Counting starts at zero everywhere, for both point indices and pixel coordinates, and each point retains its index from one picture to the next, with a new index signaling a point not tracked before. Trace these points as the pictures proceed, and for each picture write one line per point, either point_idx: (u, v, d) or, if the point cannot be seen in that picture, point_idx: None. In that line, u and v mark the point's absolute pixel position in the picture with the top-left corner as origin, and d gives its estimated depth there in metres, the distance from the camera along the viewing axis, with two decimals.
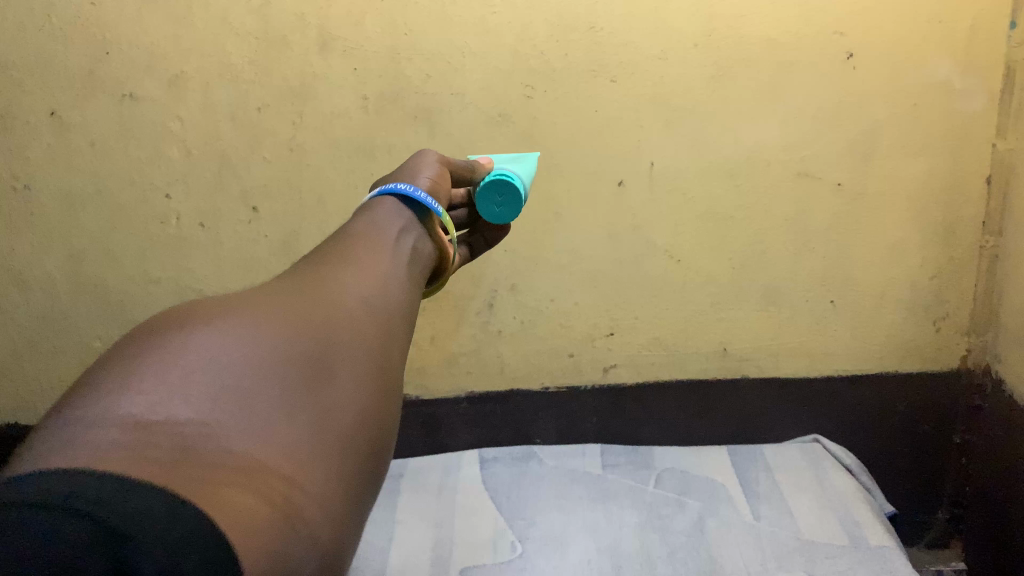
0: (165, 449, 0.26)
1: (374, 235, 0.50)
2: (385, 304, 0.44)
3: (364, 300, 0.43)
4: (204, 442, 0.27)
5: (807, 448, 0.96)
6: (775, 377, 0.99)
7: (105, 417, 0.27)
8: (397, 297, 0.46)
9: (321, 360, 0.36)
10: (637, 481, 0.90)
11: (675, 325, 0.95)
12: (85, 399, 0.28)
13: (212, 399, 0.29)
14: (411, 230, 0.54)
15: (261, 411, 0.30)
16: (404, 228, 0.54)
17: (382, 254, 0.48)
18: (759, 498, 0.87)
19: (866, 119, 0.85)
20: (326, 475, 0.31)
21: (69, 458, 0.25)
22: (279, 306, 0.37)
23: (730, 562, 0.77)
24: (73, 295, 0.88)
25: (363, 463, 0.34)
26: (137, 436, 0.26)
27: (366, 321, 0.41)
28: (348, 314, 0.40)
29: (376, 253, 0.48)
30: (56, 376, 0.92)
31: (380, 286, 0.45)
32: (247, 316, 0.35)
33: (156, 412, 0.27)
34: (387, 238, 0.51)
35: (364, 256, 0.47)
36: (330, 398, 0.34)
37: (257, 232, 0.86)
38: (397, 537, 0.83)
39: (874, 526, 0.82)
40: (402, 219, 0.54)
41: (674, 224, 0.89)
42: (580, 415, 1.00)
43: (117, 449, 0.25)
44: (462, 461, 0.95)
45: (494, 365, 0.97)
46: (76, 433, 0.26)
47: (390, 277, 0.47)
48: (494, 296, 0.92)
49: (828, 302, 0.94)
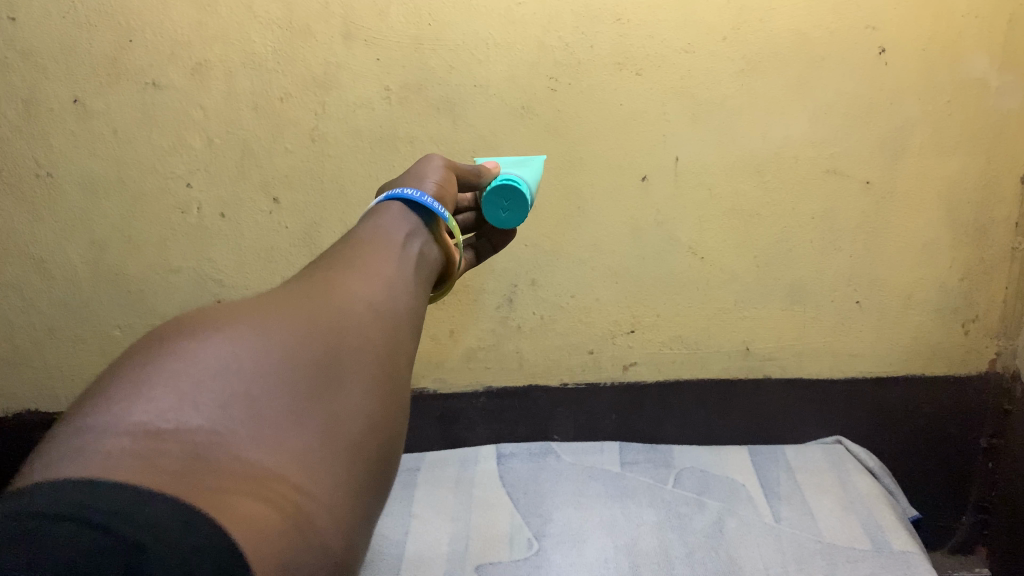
0: (175, 457, 0.25)
1: (380, 240, 0.50)
2: (392, 308, 0.43)
3: (373, 302, 0.42)
4: (215, 449, 0.27)
5: (829, 449, 0.95)
6: (797, 378, 0.97)
7: (115, 425, 0.26)
8: (403, 298, 0.46)
9: (329, 365, 0.35)
10: (656, 480, 0.89)
11: (697, 323, 0.94)
12: (97, 406, 0.27)
13: (222, 405, 0.29)
14: (418, 234, 0.54)
15: (271, 418, 0.30)
16: (411, 233, 0.53)
17: (389, 257, 0.48)
18: (780, 499, 0.86)
19: (897, 116, 0.84)
20: (334, 481, 0.30)
21: (80, 467, 0.24)
22: (288, 310, 0.37)
23: (749, 562, 0.76)
24: (94, 283, 0.88)
25: (372, 469, 0.33)
26: (147, 444, 0.25)
27: (374, 326, 0.40)
28: (357, 319, 0.40)
29: (383, 258, 0.47)
30: (75, 364, 0.92)
31: (388, 288, 0.45)
32: (256, 321, 0.35)
33: (167, 419, 0.27)
34: (394, 242, 0.50)
35: (371, 259, 0.47)
36: (339, 403, 0.34)
37: (278, 222, 0.86)
38: (413, 530, 0.82)
39: (898, 530, 0.81)
40: (408, 224, 0.54)
41: (699, 221, 0.88)
42: (598, 413, 0.99)
43: (129, 458, 0.25)
44: (479, 456, 0.94)
45: (513, 361, 0.96)
46: (86, 441, 0.25)
47: (397, 281, 0.46)
48: (513, 290, 0.91)
49: (853, 302, 0.93)
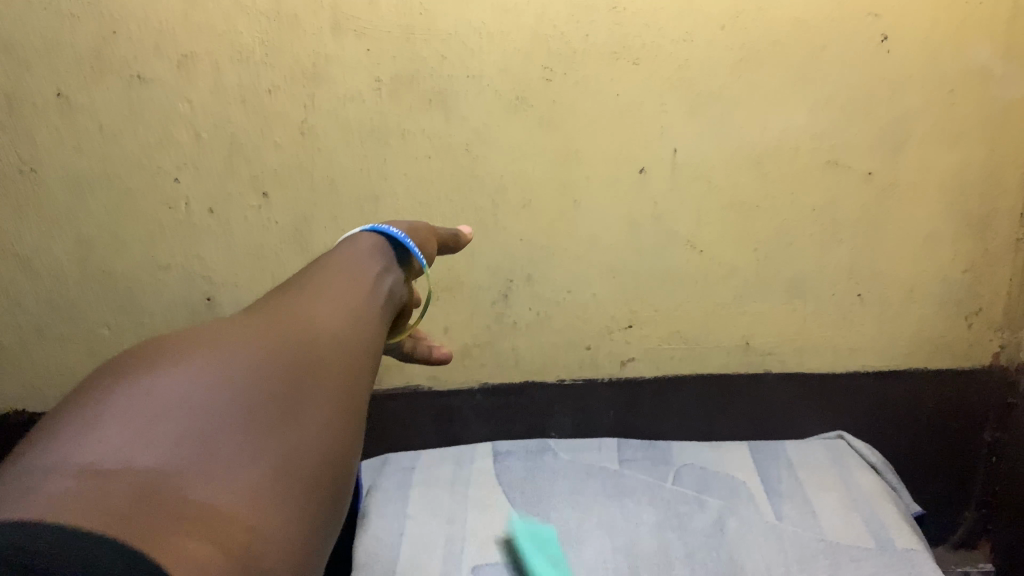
0: (121, 496, 0.24)
1: (353, 271, 0.49)
2: (361, 338, 0.42)
3: (340, 332, 0.41)
4: (162, 489, 0.25)
5: (831, 444, 0.94)
6: (798, 372, 0.96)
7: (56, 466, 0.25)
8: (372, 328, 0.44)
9: (291, 399, 0.34)
10: (655, 477, 0.88)
11: (696, 318, 0.92)
12: (39, 447, 0.26)
13: (174, 445, 0.27)
14: (391, 270, 0.53)
15: (226, 456, 0.28)
16: (384, 269, 0.53)
17: (359, 287, 0.47)
18: (781, 496, 0.85)
19: (899, 105, 0.82)
20: (287, 520, 0.28)
21: (19, 505, 0.22)
22: (250, 342, 0.36)
23: (751, 563, 0.75)
24: (82, 281, 0.87)
25: (332, 507, 0.31)
26: (92, 485, 0.24)
27: (341, 356, 0.39)
28: (324, 349, 0.39)
29: (354, 288, 0.47)
30: (63, 363, 0.91)
31: (356, 317, 0.43)
32: (215, 359, 0.34)
33: (113, 460, 0.25)
34: (366, 275, 0.50)
35: (340, 288, 0.46)
36: (300, 437, 0.32)
37: (268, 218, 0.85)
38: (407, 531, 0.81)
39: (901, 528, 0.80)
40: (382, 261, 0.54)
41: (697, 214, 0.86)
42: (596, 409, 0.97)
43: (72, 497, 0.23)
44: (475, 455, 0.92)
45: (509, 358, 0.94)
46: (26, 482, 0.24)
47: (368, 312, 0.45)
48: (509, 286, 0.89)
49: (854, 296, 0.91)
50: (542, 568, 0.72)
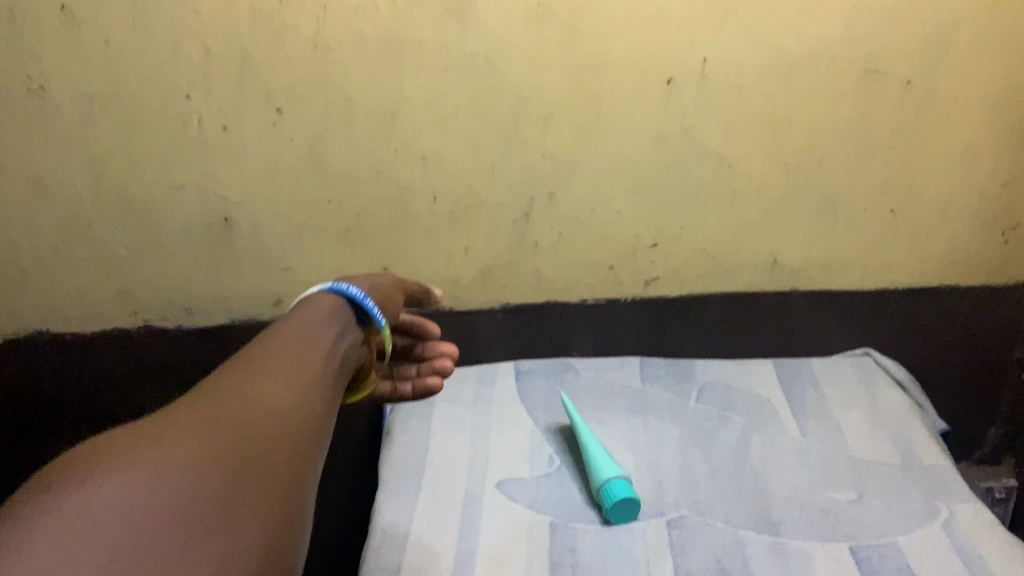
0: None
1: (310, 332, 0.48)
2: (315, 410, 0.41)
3: (300, 405, 0.40)
4: None
5: (857, 361, 0.92)
6: (826, 290, 0.94)
7: None
8: (321, 416, 0.42)
9: (237, 487, 0.33)
10: (678, 395, 0.88)
11: (722, 235, 0.90)
12: None
13: (110, 556, 0.26)
14: (349, 331, 0.52)
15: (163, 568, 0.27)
16: (343, 331, 0.52)
17: (315, 351, 0.46)
18: (806, 414, 0.84)
19: (943, 8, 0.77)
20: None
21: None
22: (201, 420, 0.35)
23: (776, 479, 0.74)
24: (96, 201, 0.85)
25: None
26: None
27: (291, 432, 0.38)
28: (277, 427, 0.38)
29: (309, 352, 0.45)
30: (82, 284, 0.90)
31: (315, 386, 0.43)
32: (162, 442, 0.32)
33: None
34: (325, 338, 0.48)
35: (294, 365, 0.43)
36: (242, 539, 0.31)
37: (282, 136, 0.82)
38: (432, 448, 0.81)
39: (928, 446, 0.79)
40: (343, 319, 0.53)
41: (726, 127, 0.83)
42: (619, 329, 0.96)
43: None
44: (497, 374, 0.92)
45: (530, 278, 0.93)
46: None
47: (321, 378, 0.44)
48: (531, 204, 0.87)
49: (886, 212, 0.89)
50: (598, 469, 0.72)
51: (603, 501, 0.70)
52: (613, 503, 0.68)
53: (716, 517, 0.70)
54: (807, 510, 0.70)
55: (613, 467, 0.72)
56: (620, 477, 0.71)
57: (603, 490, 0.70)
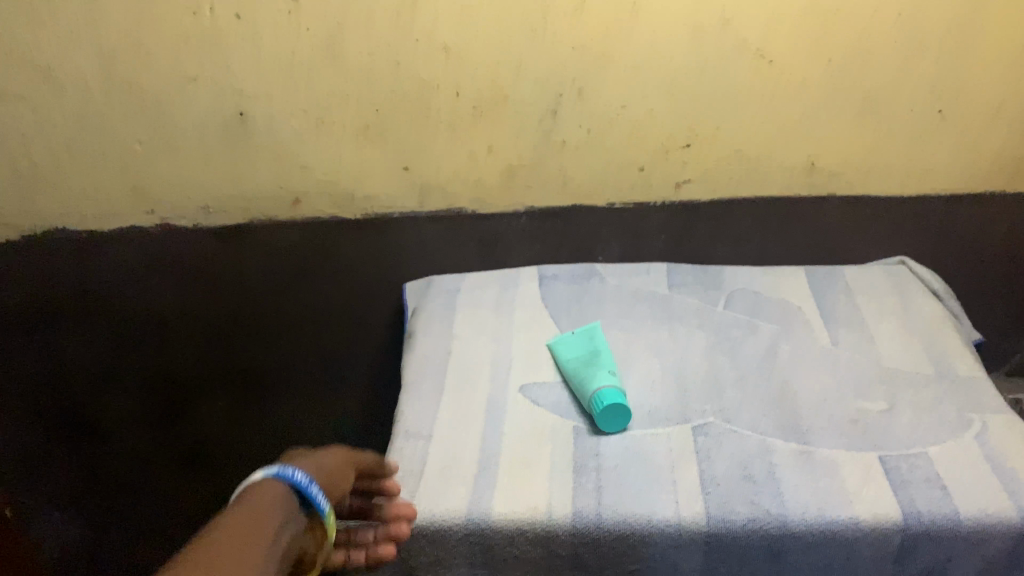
0: None
1: (251, 528, 0.42)
2: None
3: None
4: None
5: (892, 270, 0.90)
6: (863, 195, 0.91)
7: None
8: None
9: None
10: (705, 301, 0.86)
11: (759, 136, 0.86)
12: None
13: None
14: (293, 523, 0.45)
15: None
16: (288, 519, 0.45)
17: (253, 556, 0.40)
18: (838, 322, 0.82)
19: None
20: None
21: None
22: None
23: (806, 388, 0.73)
24: (108, 94, 0.82)
25: None
26: None
27: None
28: None
29: (246, 559, 0.40)
30: (98, 180, 0.88)
31: None
32: None
33: None
34: (267, 532, 0.42)
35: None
36: None
37: (299, 25, 0.78)
38: (454, 351, 0.80)
39: (963, 356, 0.77)
40: (286, 512, 0.45)
41: (771, 19, 0.78)
42: (646, 234, 0.94)
43: None
44: (520, 278, 0.90)
45: (556, 179, 0.90)
46: None
47: None
48: (559, 101, 0.83)
49: (934, 113, 0.84)
50: (588, 380, 0.71)
51: (592, 408, 0.69)
52: (602, 409, 0.67)
53: (743, 424, 0.69)
54: (836, 420, 0.69)
55: (604, 377, 0.71)
56: (610, 385, 0.69)
57: (592, 397, 0.69)
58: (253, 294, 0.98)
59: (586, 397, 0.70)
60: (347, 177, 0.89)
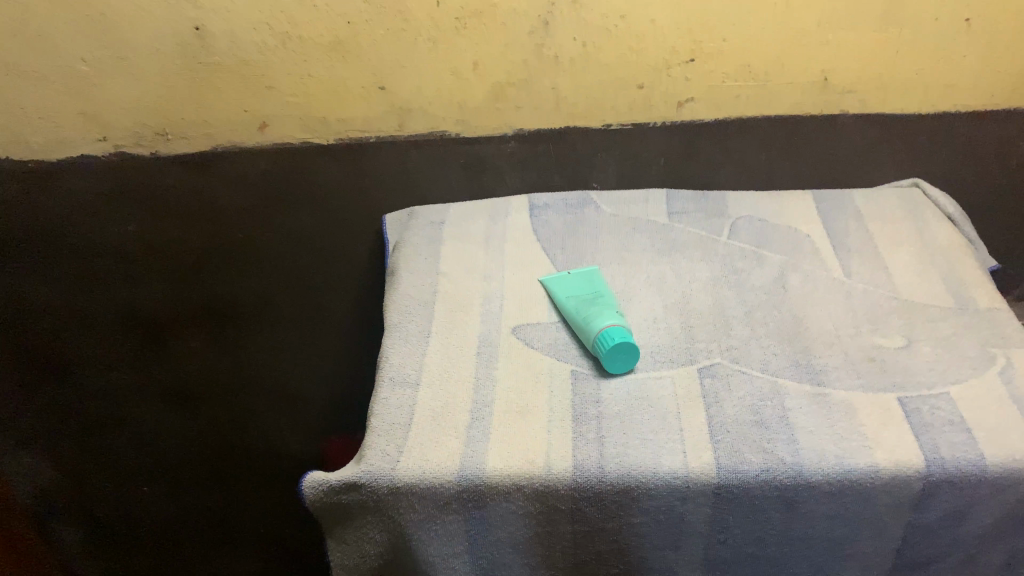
0: None
1: None
2: None
3: None
4: None
5: (906, 193, 0.84)
6: (877, 114, 0.84)
7: None
8: None
9: None
10: (708, 231, 0.80)
11: (769, 50, 0.79)
12: None
13: None
14: None
15: None
16: None
17: None
18: (850, 252, 0.77)
19: None
20: None
21: None
22: None
23: (818, 323, 0.68)
24: (48, 8, 0.73)
25: None
26: None
27: None
28: None
29: None
30: (46, 105, 0.80)
31: None
32: None
33: None
34: None
35: None
36: None
37: None
38: (441, 288, 0.74)
39: (983, 285, 0.72)
40: None
41: None
42: (644, 158, 0.87)
43: None
44: (510, 208, 0.84)
45: (548, 99, 0.83)
46: None
47: None
48: (551, 13, 0.76)
49: (961, 22, 0.77)
50: (589, 320, 0.66)
51: (598, 349, 0.63)
52: (609, 349, 0.62)
53: (753, 363, 0.64)
54: (851, 357, 0.65)
55: (605, 316, 0.66)
56: (614, 324, 0.64)
57: (596, 338, 0.64)
58: (224, 227, 0.91)
59: (589, 337, 0.65)
60: (320, 98, 0.82)
